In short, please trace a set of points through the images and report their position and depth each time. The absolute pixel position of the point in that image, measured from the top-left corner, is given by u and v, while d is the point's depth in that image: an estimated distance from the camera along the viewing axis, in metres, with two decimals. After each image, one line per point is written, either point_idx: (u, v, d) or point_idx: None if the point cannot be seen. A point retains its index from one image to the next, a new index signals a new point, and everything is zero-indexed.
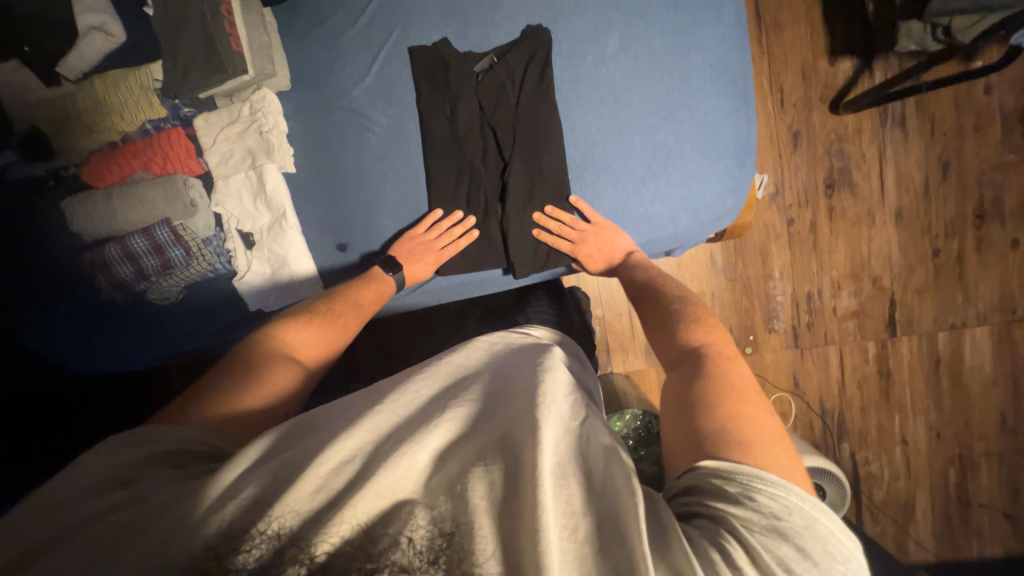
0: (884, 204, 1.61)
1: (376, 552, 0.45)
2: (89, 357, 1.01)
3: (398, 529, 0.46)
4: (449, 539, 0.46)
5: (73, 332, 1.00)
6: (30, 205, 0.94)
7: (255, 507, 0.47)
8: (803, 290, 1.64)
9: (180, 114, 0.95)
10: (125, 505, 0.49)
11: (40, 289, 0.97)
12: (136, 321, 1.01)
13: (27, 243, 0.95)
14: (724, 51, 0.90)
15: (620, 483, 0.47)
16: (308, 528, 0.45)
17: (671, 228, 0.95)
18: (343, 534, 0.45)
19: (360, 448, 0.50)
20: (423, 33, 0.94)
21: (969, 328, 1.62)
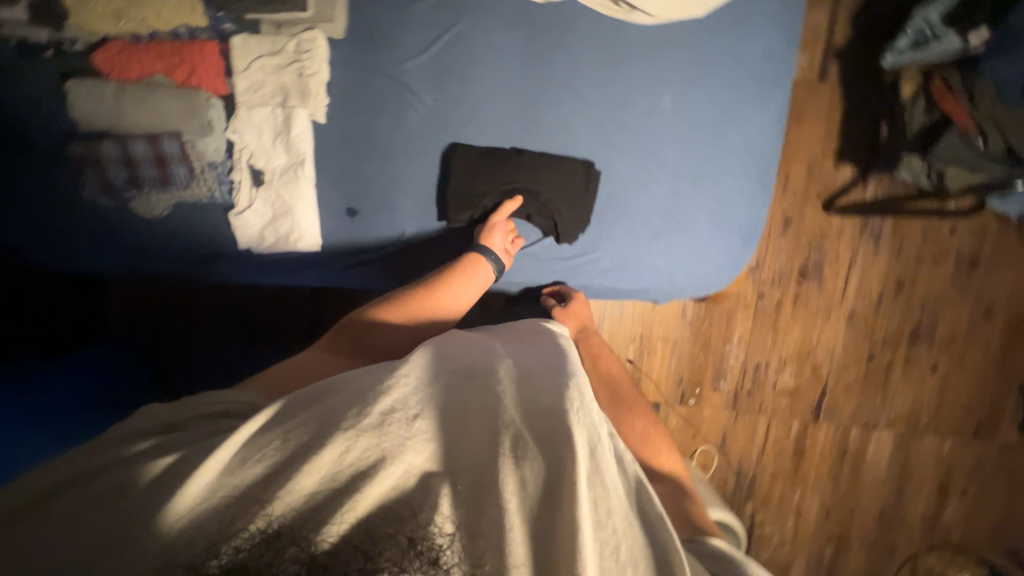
0: (842, 303, 1.77)
1: (375, 553, 0.43)
2: (43, 250, 0.95)
3: (409, 526, 0.45)
4: (450, 539, 0.45)
5: (32, 218, 0.93)
6: (20, 65, 0.86)
7: (249, 504, 0.45)
8: (754, 359, 1.78)
9: (220, 28, 0.89)
10: (145, 460, 0.49)
11: (17, 168, 0.90)
12: (102, 227, 0.94)
13: (9, 114, 0.88)
14: (761, 141, 0.95)
15: (650, 510, 0.53)
16: (309, 521, 0.44)
17: (667, 284, 1.00)
18: (351, 523, 0.44)
19: (389, 407, 0.51)
20: (491, 30, 0.94)
21: (877, 429, 1.82)
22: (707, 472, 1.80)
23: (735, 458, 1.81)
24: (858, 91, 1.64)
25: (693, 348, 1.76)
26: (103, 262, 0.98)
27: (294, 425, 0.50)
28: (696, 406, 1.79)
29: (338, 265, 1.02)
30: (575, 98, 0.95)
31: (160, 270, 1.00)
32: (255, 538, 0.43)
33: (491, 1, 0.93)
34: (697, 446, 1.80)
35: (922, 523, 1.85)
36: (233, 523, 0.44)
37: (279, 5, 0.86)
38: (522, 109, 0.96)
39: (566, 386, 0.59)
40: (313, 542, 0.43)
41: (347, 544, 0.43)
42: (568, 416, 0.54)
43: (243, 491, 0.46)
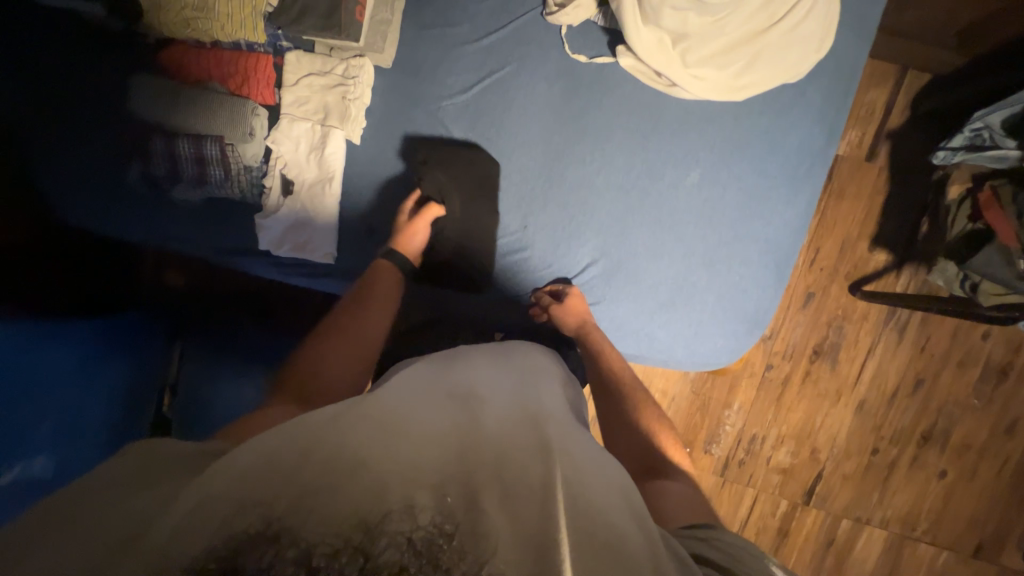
0: (853, 389, 1.71)
1: (376, 552, 0.39)
2: (78, 212, 0.99)
3: (411, 526, 0.41)
4: (449, 538, 0.42)
5: (76, 183, 0.98)
6: (96, 49, 0.94)
7: (235, 514, 0.40)
8: (751, 429, 1.73)
9: (277, 45, 0.95)
10: (125, 495, 0.45)
11: (77, 137, 0.96)
12: (139, 203, 0.98)
13: (82, 92, 0.95)
14: (784, 233, 0.93)
15: (634, 502, 0.52)
16: (295, 517, 0.40)
17: (664, 356, 0.98)
18: (334, 516, 0.41)
19: (361, 421, 0.50)
20: (532, 81, 0.95)
21: (869, 526, 1.75)
22: None
23: None
24: (905, 179, 1.59)
25: (690, 407, 1.73)
26: (128, 232, 0.99)
27: (271, 438, 0.47)
28: (683, 466, 1.75)
29: (340, 280, 1.01)
30: (603, 159, 0.95)
31: (182, 251, 1.01)
32: (244, 543, 0.39)
33: (537, 53, 0.95)
34: None
35: None
36: (230, 524, 0.40)
37: (330, 32, 0.89)
38: (549, 161, 0.97)
39: (526, 403, 0.62)
40: (311, 540, 0.40)
41: (343, 544, 0.39)
42: (537, 429, 0.55)
43: (232, 497, 0.41)
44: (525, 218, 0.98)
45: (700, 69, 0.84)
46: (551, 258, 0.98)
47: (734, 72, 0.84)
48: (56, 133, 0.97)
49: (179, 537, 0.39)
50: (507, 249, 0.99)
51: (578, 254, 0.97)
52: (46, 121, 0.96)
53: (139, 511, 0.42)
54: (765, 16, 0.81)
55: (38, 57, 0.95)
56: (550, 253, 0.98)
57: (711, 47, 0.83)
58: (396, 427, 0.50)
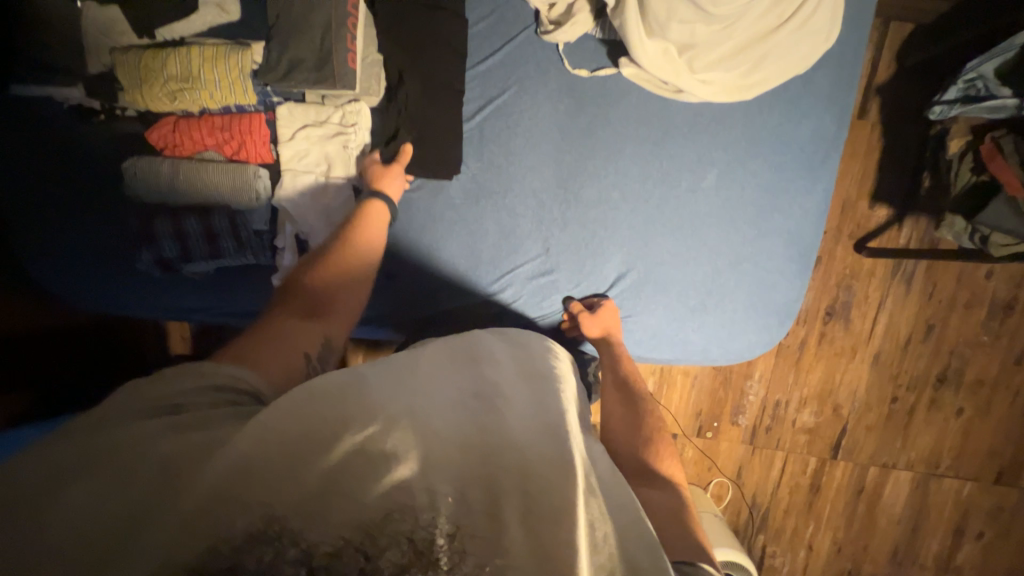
0: (867, 344, 1.74)
1: (377, 553, 0.41)
2: (89, 300, 0.95)
3: (410, 525, 0.42)
4: (448, 539, 0.42)
5: (81, 272, 0.94)
6: (77, 130, 0.89)
7: (246, 507, 0.42)
8: (774, 396, 1.78)
9: (267, 101, 0.90)
10: (151, 432, 0.48)
11: (72, 226, 0.92)
12: (149, 282, 0.94)
13: (70, 179, 0.91)
14: (805, 224, 0.93)
15: (644, 528, 0.53)
16: (305, 519, 0.42)
17: (699, 357, 1.00)
18: (344, 520, 0.42)
19: (391, 418, 0.50)
20: (536, 101, 0.93)
21: (896, 470, 1.81)
22: (721, 503, 1.82)
23: (750, 492, 1.82)
24: (906, 126, 1.54)
25: (714, 383, 1.77)
26: (148, 311, 0.97)
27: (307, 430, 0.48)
28: (713, 440, 1.80)
29: (368, 325, 1.02)
30: (617, 172, 0.94)
31: (206, 321, 0.99)
32: (252, 538, 0.41)
33: (535, 73, 0.92)
34: (712, 478, 1.82)
35: (936, 561, 1.85)
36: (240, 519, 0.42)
37: (325, 84, 0.84)
38: (563, 181, 0.95)
39: (548, 395, 0.60)
40: (312, 539, 0.41)
41: (345, 544, 0.41)
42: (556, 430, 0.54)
43: (252, 495, 0.43)
44: (541, 235, 0.97)
45: (708, 73, 0.82)
46: (576, 278, 0.98)
47: (743, 72, 0.83)
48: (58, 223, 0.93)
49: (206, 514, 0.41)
50: (531, 274, 0.98)
51: (598, 266, 0.97)
52: (38, 212, 0.92)
53: (170, 453, 0.45)
54: (773, 16, 0.79)
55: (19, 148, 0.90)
56: (575, 273, 0.97)
57: (719, 51, 0.81)
58: (420, 427, 0.51)
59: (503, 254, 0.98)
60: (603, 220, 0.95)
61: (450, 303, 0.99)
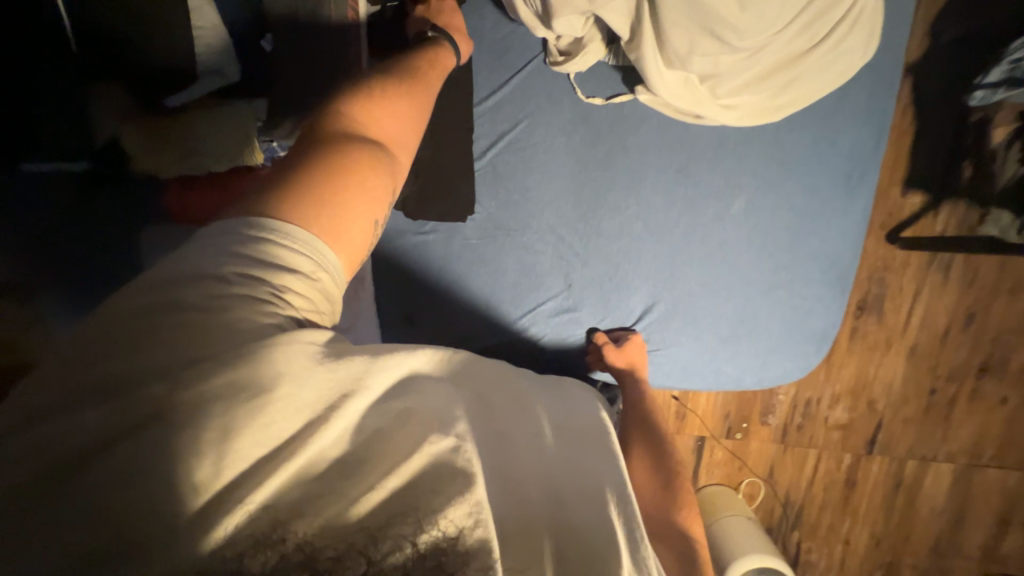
0: (903, 336, 1.46)
1: (380, 558, 0.39)
2: None
3: (422, 534, 0.40)
4: (454, 545, 0.41)
5: None
6: (91, 198, 0.91)
7: (262, 519, 0.38)
8: (804, 394, 1.53)
9: (275, 155, 0.89)
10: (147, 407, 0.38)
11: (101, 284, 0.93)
12: None
13: (93, 239, 0.93)
14: (841, 244, 0.88)
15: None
16: (327, 524, 0.39)
17: (734, 385, 0.96)
18: (367, 512, 0.40)
19: (464, 430, 0.47)
20: (551, 134, 0.89)
21: (935, 463, 1.55)
22: (752, 503, 1.60)
23: (783, 491, 1.60)
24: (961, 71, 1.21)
25: None
26: None
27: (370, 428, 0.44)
28: (743, 442, 1.57)
29: None
30: (639, 203, 0.89)
31: None
32: (255, 544, 0.37)
33: (547, 103, 0.88)
34: (742, 479, 1.59)
35: (980, 553, 1.60)
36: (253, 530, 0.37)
37: None
38: (583, 215, 0.91)
39: (600, 441, 0.61)
40: (316, 543, 0.38)
41: (349, 550, 0.39)
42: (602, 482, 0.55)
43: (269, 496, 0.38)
44: (562, 266, 0.94)
45: (733, 98, 0.78)
46: (601, 311, 0.95)
47: (772, 95, 0.78)
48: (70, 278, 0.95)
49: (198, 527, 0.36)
50: (554, 310, 0.96)
51: (624, 301, 0.93)
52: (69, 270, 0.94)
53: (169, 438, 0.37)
54: (805, 38, 0.73)
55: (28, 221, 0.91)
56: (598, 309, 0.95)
57: (745, 78, 0.76)
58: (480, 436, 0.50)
59: (526, 289, 0.95)
60: (631, 225, 0.91)
61: (474, 342, 0.97)
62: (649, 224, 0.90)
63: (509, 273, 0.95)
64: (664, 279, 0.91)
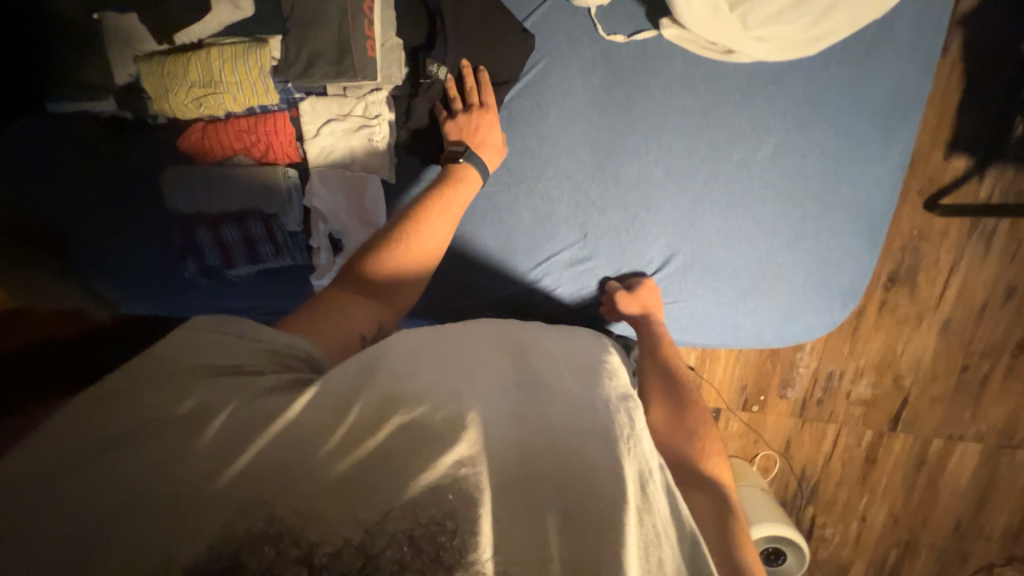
0: (937, 310, 1.37)
1: (375, 553, 0.40)
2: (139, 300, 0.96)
3: (412, 526, 0.42)
4: (449, 535, 0.42)
5: (135, 274, 0.95)
6: (115, 142, 0.92)
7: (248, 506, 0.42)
8: (826, 368, 1.47)
9: (290, 98, 0.88)
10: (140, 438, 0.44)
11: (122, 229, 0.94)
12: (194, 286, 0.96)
13: (111, 185, 0.93)
14: (876, 194, 0.83)
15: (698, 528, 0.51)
16: (318, 520, 0.42)
17: (753, 342, 0.93)
18: (355, 504, 0.42)
19: (430, 415, 0.48)
20: (569, 75, 0.85)
21: (962, 442, 1.48)
22: (767, 477, 1.58)
23: (799, 466, 1.56)
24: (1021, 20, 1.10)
25: (759, 353, 1.48)
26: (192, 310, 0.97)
27: (347, 415, 0.47)
28: (759, 415, 1.53)
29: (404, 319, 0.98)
30: (660, 149, 0.86)
31: (252, 317, 1.00)
32: (246, 542, 0.40)
33: (566, 43, 0.84)
34: (756, 452, 1.56)
35: (1004, 535, 1.55)
36: (235, 524, 0.41)
37: (346, 76, 0.82)
38: (601, 162, 0.88)
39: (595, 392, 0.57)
40: (313, 540, 0.41)
41: (345, 544, 0.41)
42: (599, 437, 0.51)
43: (246, 491, 0.42)
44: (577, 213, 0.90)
45: (765, 29, 0.74)
46: (617, 263, 0.92)
47: (807, 25, 0.74)
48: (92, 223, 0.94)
49: (182, 511, 0.41)
50: (569, 260, 0.93)
51: (642, 252, 0.90)
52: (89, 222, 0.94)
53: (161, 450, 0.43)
54: None
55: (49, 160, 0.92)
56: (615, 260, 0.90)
57: (777, 5, 0.73)
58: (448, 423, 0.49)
59: (541, 238, 0.92)
60: (651, 172, 0.87)
61: (487, 294, 0.94)
62: (671, 170, 0.86)
63: (525, 220, 0.91)
64: (685, 228, 0.88)
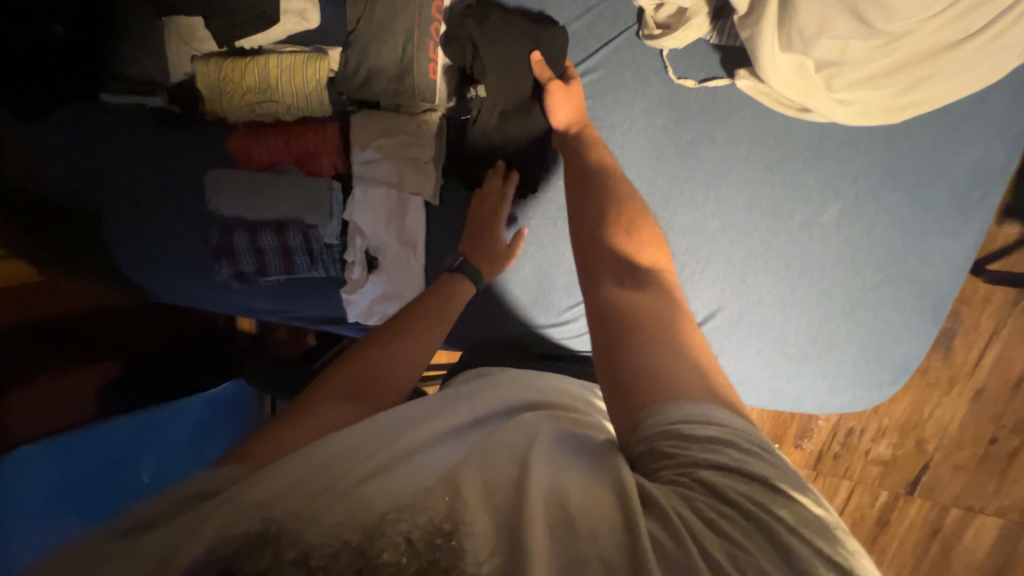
0: (970, 377, 1.26)
1: (374, 554, 0.35)
2: (162, 289, 0.95)
3: (411, 525, 0.37)
4: (447, 537, 0.36)
5: (158, 263, 0.93)
6: (157, 132, 0.91)
7: (253, 521, 0.36)
8: (847, 423, 1.34)
9: (343, 109, 0.88)
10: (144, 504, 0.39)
11: (151, 217, 0.92)
12: (219, 287, 0.93)
13: (145, 170, 0.91)
14: (944, 272, 0.79)
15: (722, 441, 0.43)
16: (304, 526, 0.36)
17: (792, 407, 0.88)
18: (325, 522, 0.36)
19: (368, 443, 0.44)
20: (630, 112, 0.82)
21: (981, 515, 1.34)
22: None
23: None
24: None
25: None
26: (217, 308, 0.96)
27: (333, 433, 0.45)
28: None
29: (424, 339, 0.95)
30: (718, 199, 0.82)
31: (279, 323, 0.98)
32: (247, 545, 0.35)
33: (632, 82, 0.81)
34: None
35: None
36: (232, 530, 0.36)
37: (404, 96, 0.81)
38: (655, 206, 0.83)
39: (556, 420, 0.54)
40: (310, 543, 0.35)
41: (344, 546, 0.35)
42: (566, 443, 0.48)
43: (248, 511, 0.37)
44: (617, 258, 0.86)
45: (849, 93, 0.70)
46: None
47: (896, 94, 0.69)
48: (121, 202, 0.92)
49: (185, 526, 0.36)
50: None
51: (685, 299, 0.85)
52: (119, 205, 0.92)
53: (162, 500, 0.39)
54: (955, 29, 0.65)
55: (93, 138, 0.91)
56: None
57: (870, 68, 0.68)
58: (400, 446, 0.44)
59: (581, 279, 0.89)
60: (705, 220, 0.83)
61: (518, 325, 0.91)
62: (727, 223, 0.82)
63: (567, 257, 0.88)
64: (736, 284, 0.83)
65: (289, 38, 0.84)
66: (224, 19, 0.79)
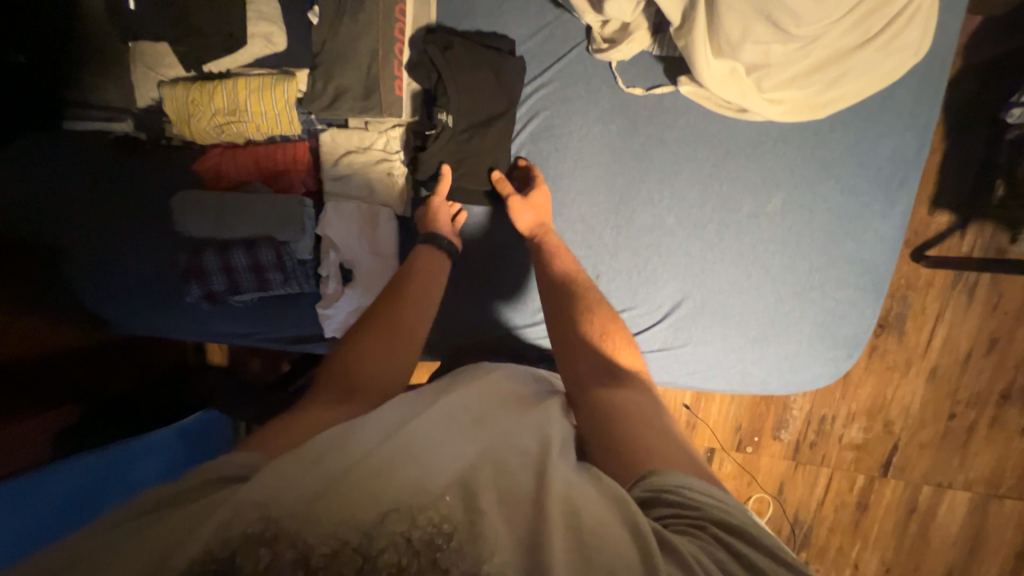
0: (923, 357, 1.33)
1: (375, 553, 0.38)
2: (129, 319, 0.92)
3: (411, 527, 0.40)
4: (448, 538, 0.40)
5: (124, 293, 0.91)
6: (124, 161, 0.91)
7: (256, 517, 0.39)
8: (819, 411, 1.40)
9: (311, 129, 0.90)
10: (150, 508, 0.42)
11: (116, 247, 0.91)
12: (189, 311, 0.92)
13: (109, 200, 0.91)
14: (879, 251, 0.87)
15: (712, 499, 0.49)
16: (307, 525, 0.39)
17: (760, 389, 0.93)
18: (331, 522, 0.40)
19: (375, 446, 0.48)
20: (586, 121, 0.88)
21: (951, 490, 1.40)
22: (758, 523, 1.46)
23: (791, 510, 1.45)
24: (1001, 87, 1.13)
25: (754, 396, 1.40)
26: (188, 334, 0.94)
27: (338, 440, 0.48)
28: (753, 456, 1.43)
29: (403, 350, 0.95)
30: (674, 197, 0.88)
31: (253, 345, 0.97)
32: (245, 543, 0.38)
33: (585, 93, 0.87)
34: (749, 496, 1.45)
35: None
36: (232, 529, 0.38)
37: (373, 112, 0.84)
38: (617, 207, 0.89)
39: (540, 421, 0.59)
40: (310, 542, 0.38)
41: (343, 545, 0.38)
42: (550, 447, 0.53)
43: (254, 509, 0.40)
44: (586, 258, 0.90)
45: (778, 93, 0.78)
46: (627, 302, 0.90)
47: (818, 91, 0.78)
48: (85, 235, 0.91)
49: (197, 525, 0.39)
50: None
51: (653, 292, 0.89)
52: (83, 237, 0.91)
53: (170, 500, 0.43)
54: (859, 34, 0.74)
55: (57, 172, 0.90)
56: None
57: (794, 70, 0.76)
58: (403, 449, 0.48)
59: None
60: (664, 217, 0.88)
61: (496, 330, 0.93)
62: (684, 219, 0.88)
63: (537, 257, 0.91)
64: (697, 275, 0.89)
65: (255, 63, 0.87)
66: (195, 44, 0.82)
